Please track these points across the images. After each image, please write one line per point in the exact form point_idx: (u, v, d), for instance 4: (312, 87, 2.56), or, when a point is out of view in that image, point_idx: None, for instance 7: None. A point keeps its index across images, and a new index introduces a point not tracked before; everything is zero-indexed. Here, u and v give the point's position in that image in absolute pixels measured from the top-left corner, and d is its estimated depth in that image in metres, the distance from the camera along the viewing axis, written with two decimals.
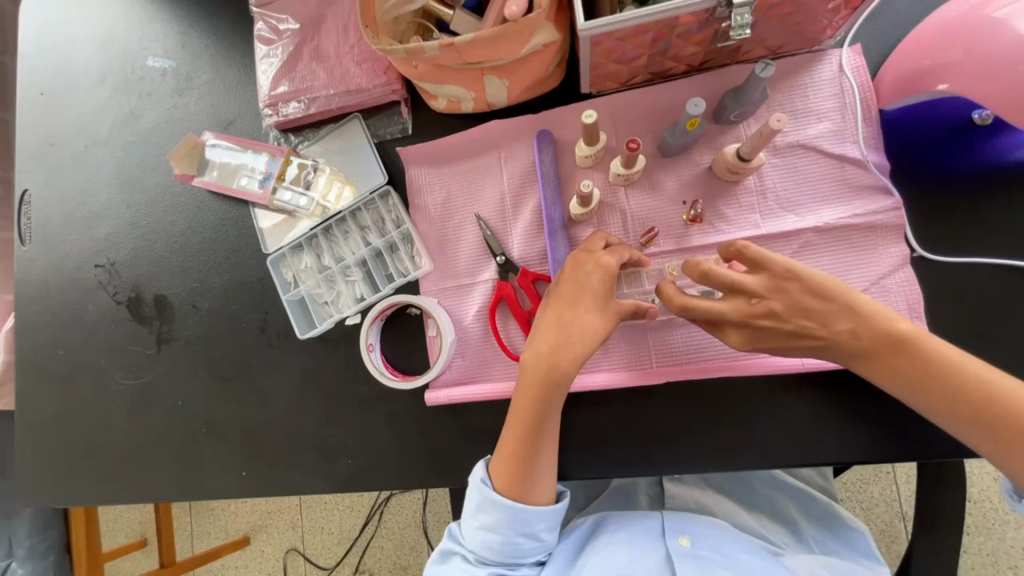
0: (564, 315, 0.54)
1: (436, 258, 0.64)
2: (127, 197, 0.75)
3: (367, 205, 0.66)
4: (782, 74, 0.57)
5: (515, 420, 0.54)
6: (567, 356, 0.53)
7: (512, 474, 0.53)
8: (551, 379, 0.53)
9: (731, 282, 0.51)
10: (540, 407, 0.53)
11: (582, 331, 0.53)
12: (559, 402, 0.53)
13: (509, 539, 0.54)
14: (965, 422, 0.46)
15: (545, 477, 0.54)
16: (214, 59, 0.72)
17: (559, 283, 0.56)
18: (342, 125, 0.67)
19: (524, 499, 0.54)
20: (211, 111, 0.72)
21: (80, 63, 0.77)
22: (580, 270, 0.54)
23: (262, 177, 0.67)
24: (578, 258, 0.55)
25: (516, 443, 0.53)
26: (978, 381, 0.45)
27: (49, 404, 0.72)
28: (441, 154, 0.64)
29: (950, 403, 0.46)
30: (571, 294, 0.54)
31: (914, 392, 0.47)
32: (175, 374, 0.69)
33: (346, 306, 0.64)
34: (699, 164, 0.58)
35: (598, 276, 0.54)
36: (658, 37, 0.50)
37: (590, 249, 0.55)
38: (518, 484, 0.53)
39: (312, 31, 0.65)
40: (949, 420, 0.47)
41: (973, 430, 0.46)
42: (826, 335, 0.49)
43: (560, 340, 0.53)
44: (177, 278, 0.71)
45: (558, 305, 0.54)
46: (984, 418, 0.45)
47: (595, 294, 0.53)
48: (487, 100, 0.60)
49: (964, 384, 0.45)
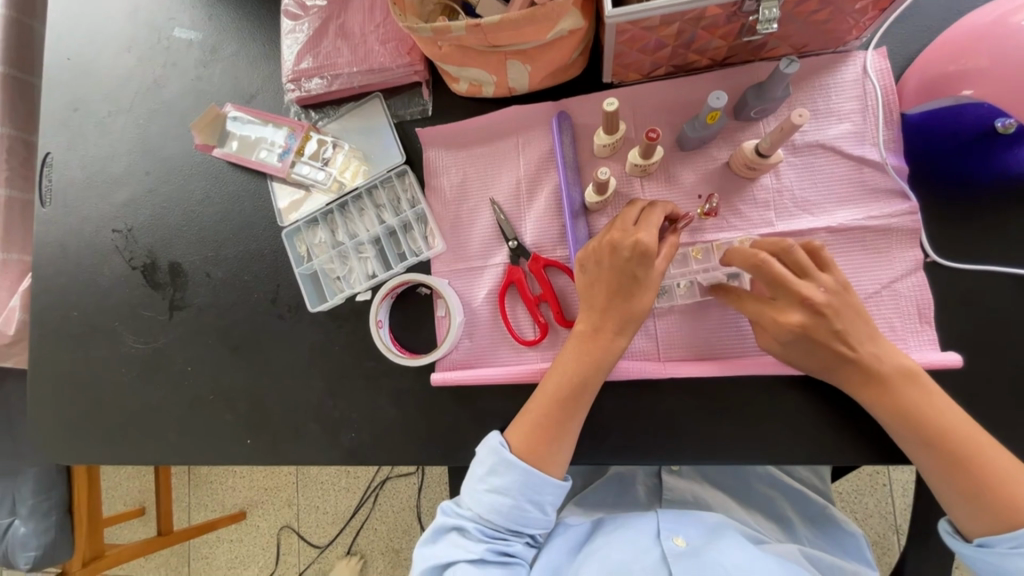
0: (614, 302, 0.54)
1: (449, 240, 0.64)
2: (147, 165, 0.76)
3: (384, 183, 0.66)
4: (804, 73, 0.56)
5: (544, 393, 0.55)
6: (615, 330, 0.54)
7: (526, 451, 0.54)
8: (597, 354, 0.54)
9: (805, 265, 0.50)
10: (578, 378, 0.54)
11: (619, 308, 0.54)
12: (599, 381, 0.54)
13: (518, 505, 0.54)
14: (950, 437, 0.47)
15: (560, 449, 0.54)
16: (239, 32, 0.73)
17: (601, 269, 0.54)
18: (363, 104, 0.68)
19: (539, 466, 0.54)
20: (235, 83, 0.73)
21: (108, 31, 0.78)
22: (620, 256, 0.53)
23: (281, 151, 0.68)
24: (615, 241, 0.53)
25: (547, 413, 0.54)
26: (935, 410, 0.48)
27: (63, 362, 0.74)
28: (459, 137, 0.65)
29: (908, 426, 0.48)
30: (612, 280, 0.54)
31: (902, 415, 0.49)
32: (186, 341, 0.70)
33: (357, 282, 0.65)
34: (717, 159, 0.58)
35: (637, 261, 0.52)
36: (684, 28, 0.50)
37: (626, 226, 0.53)
38: (524, 453, 0.54)
39: (338, 9, 0.66)
40: (906, 441, 0.49)
41: (923, 450, 0.48)
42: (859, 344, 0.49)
43: (614, 320, 0.54)
44: (192, 247, 0.72)
45: (604, 287, 0.54)
46: (948, 443, 0.47)
47: (640, 280, 0.53)
48: (508, 84, 0.60)
49: (919, 408, 0.48)
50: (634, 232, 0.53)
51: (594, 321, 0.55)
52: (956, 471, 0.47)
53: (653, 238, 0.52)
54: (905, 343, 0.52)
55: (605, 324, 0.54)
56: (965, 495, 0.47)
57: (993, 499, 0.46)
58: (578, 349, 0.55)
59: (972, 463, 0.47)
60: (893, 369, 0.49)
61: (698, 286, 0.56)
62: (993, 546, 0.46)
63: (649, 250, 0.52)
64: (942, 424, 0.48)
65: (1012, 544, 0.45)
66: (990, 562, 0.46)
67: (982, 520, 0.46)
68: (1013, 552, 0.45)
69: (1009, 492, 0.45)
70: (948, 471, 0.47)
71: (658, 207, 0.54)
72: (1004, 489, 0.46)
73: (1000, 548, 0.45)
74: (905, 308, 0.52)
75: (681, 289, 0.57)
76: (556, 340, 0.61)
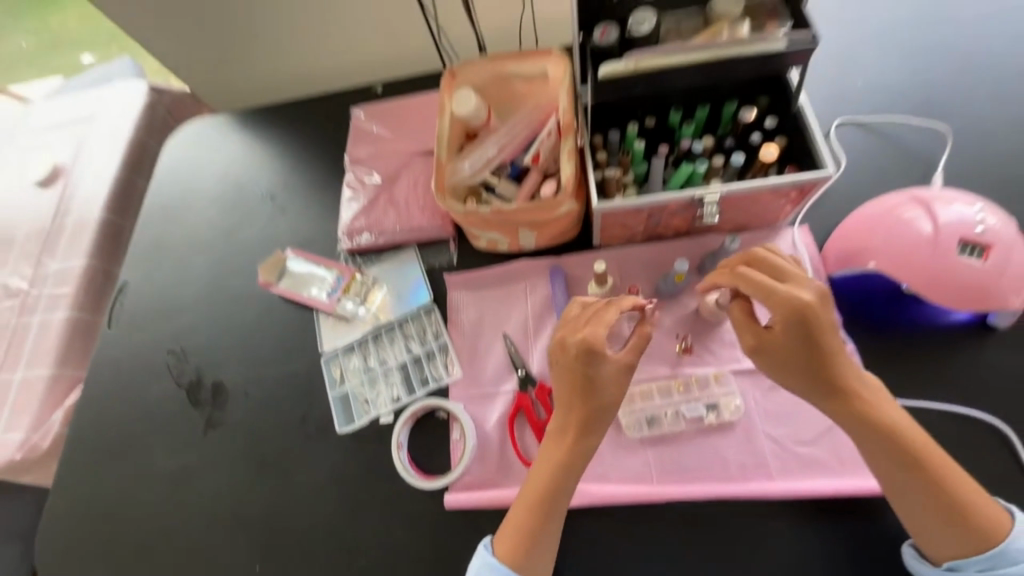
0: (575, 395, 0.60)
1: (466, 368, 0.74)
2: (209, 295, 0.89)
3: (413, 317, 0.79)
4: (750, 243, 0.72)
5: (531, 492, 0.59)
6: (589, 435, 0.59)
7: (509, 555, 0.57)
8: (573, 456, 0.59)
9: (780, 269, 0.57)
10: (553, 475, 0.59)
11: (594, 407, 0.59)
12: (576, 474, 0.59)
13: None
14: (911, 454, 0.53)
15: (541, 553, 0.58)
16: (307, 196, 0.93)
17: (559, 369, 0.61)
18: (400, 252, 0.83)
19: (523, 573, 0.57)
20: (296, 233, 0.90)
21: (201, 191, 1.00)
22: (566, 357, 0.60)
23: (330, 289, 0.82)
24: (563, 343, 0.60)
25: (525, 517, 0.58)
26: (892, 425, 0.54)
27: (92, 475, 0.79)
28: (477, 281, 0.79)
29: (879, 446, 0.54)
30: (574, 381, 0.60)
31: (863, 432, 0.54)
32: (215, 457, 0.76)
33: (382, 405, 0.73)
34: (689, 306, 0.70)
35: (587, 359, 0.58)
36: (651, 215, 0.67)
37: (574, 331, 0.61)
38: (507, 557, 0.57)
39: (388, 185, 0.86)
40: (876, 458, 0.54)
41: (888, 463, 0.54)
42: (841, 344, 0.55)
43: (588, 420, 0.59)
44: (236, 368, 0.81)
45: (567, 386, 0.60)
46: (916, 458, 0.53)
47: (596, 377, 0.59)
48: (519, 244, 0.76)
49: (883, 420, 0.54)
50: (582, 328, 0.60)
51: (561, 421, 0.61)
52: (931, 493, 0.52)
53: (602, 336, 0.59)
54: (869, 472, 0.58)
55: (569, 424, 0.60)
56: (937, 513, 0.52)
57: (962, 516, 0.51)
58: (553, 452, 0.60)
59: (937, 482, 0.52)
60: (854, 389, 0.55)
61: (682, 416, 0.63)
62: (966, 569, 0.51)
63: (596, 346, 0.58)
64: (905, 441, 0.53)
65: (984, 568, 0.51)
66: None
67: (954, 542, 0.51)
68: (980, 574, 0.50)
69: (970, 507, 0.51)
70: (919, 493, 0.52)
71: (610, 309, 0.61)
72: (962, 500, 0.52)
73: (970, 571, 0.51)
74: None
75: (668, 418, 0.64)
76: None
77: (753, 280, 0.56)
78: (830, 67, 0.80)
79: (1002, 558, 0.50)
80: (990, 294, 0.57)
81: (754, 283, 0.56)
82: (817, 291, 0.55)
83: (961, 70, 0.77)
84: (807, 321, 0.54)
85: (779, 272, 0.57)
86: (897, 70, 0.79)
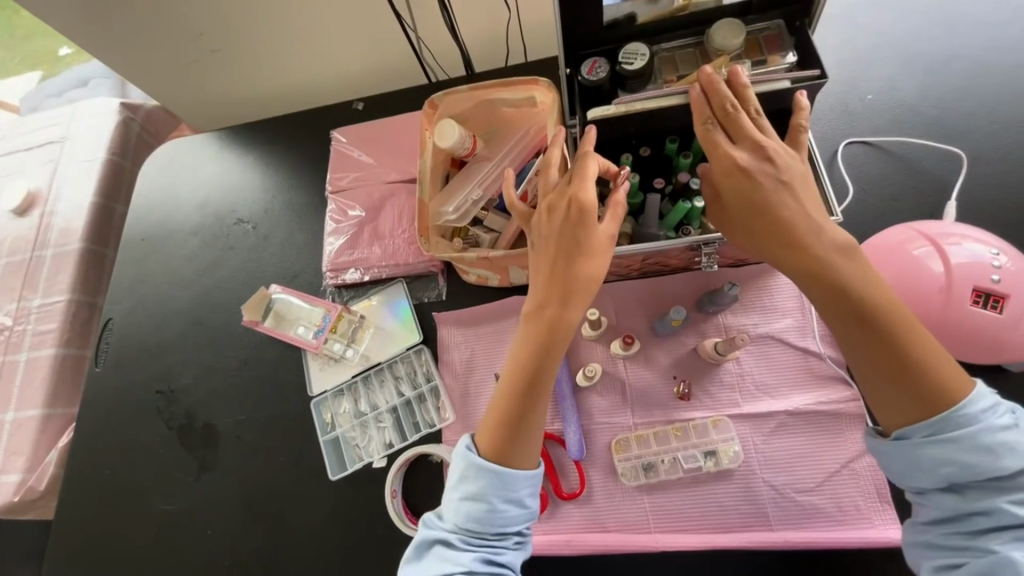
0: (558, 264, 0.56)
1: (458, 410, 0.72)
2: (195, 330, 0.87)
3: (403, 358, 0.77)
4: (750, 277, 0.69)
5: (498, 400, 0.57)
6: (568, 305, 0.56)
7: (492, 450, 0.55)
8: (551, 328, 0.56)
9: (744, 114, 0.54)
10: (535, 355, 0.56)
11: (579, 278, 0.55)
12: (559, 353, 0.57)
13: (494, 507, 0.53)
14: (871, 300, 0.48)
15: (528, 443, 0.55)
16: (290, 224, 0.90)
17: (544, 236, 0.58)
18: (387, 287, 0.81)
19: (507, 462, 0.54)
20: (281, 266, 0.88)
21: (182, 219, 0.97)
22: (554, 217, 0.57)
23: (316, 328, 0.79)
24: (552, 204, 0.58)
25: (500, 408, 0.56)
26: (867, 275, 0.50)
27: (87, 521, 0.79)
28: (468, 318, 0.76)
29: (835, 291, 0.49)
30: (557, 246, 0.57)
31: (815, 293, 0.51)
32: (209, 503, 0.75)
33: (375, 451, 0.72)
34: (686, 346, 0.68)
35: (575, 223, 0.56)
36: (646, 257, 0.65)
37: (563, 191, 0.58)
38: (490, 452, 0.55)
39: (373, 216, 0.83)
40: (837, 328, 0.50)
41: (848, 331, 0.49)
42: (801, 201, 0.52)
43: (564, 289, 0.56)
44: (226, 409, 0.80)
45: (547, 256, 0.57)
46: (870, 322, 0.48)
47: (583, 243, 0.56)
48: (509, 279, 0.73)
49: (853, 280, 0.49)
50: (570, 191, 0.57)
51: (540, 297, 0.57)
52: (885, 358, 0.47)
53: (591, 195, 0.56)
54: (871, 523, 0.57)
55: (551, 298, 0.56)
56: (898, 388, 0.47)
57: (924, 388, 0.46)
58: (532, 325, 0.57)
59: (894, 345, 0.47)
60: (804, 226, 0.51)
61: (679, 463, 0.62)
62: (911, 438, 0.46)
63: (587, 206, 0.56)
64: (865, 287, 0.49)
65: (929, 432, 0.45)
66: (911, 456, 0.46)
67: (902, 408, 0.47)
68: (929, 439, 0.45)
69: (938, 380, 0.46)
70: (875, 367, 0.48)
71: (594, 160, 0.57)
72: (933, 376, 0.46)
73: (916, 438, 0.45)
74: (865, 489, 0.58)
75: (665, 465, 0.62)
76: (554, 512, 0.63)
77: (715, 138, 0.54)
78: (835, 84, 0.76)
79: (947, 424, 0.44)
80: (999, 344, 0.55)
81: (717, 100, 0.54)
82: (764, 151, 0.53)
83: (975, 85, 0.73)
84: (745, 170, 0.53)
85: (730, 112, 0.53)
86: (906, 87, 0.74)
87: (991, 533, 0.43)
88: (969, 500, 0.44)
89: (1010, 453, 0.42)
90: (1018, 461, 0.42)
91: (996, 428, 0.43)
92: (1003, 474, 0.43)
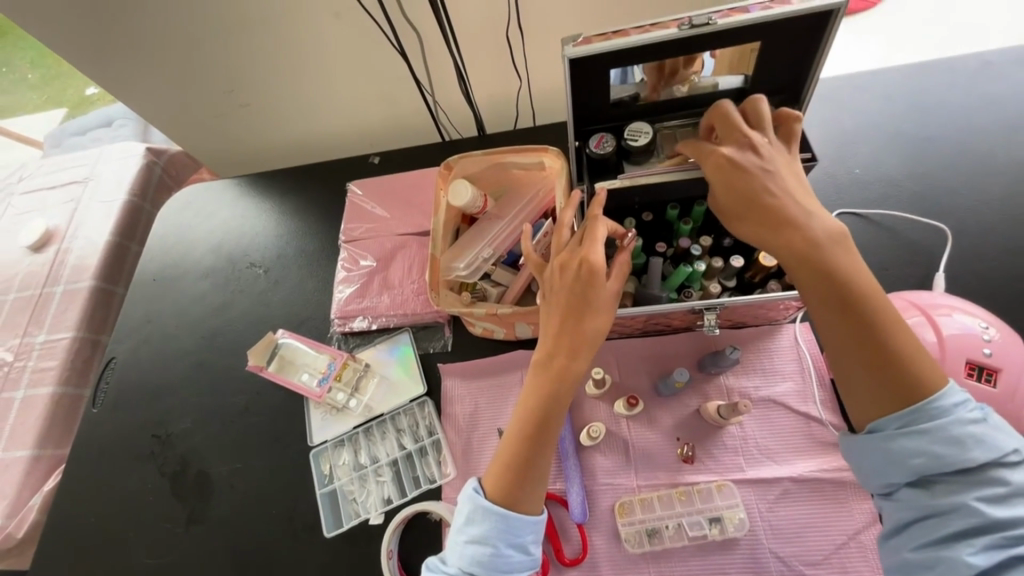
0: (569, 318, 0.58)
1: (459, 465, 0.71)
2: (199, 373, 0.87)
3: (406, 410, 0.77)
4: (750, 341, 0.71)
5: (510, 430, 0.58)
6: (577, 357, 0.57)
7: (498, 494, 0.55)
8: (558, 375, 0.57)
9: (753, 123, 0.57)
10: (544, 402, 0.57)
11: (590, 333, 0.57)
12: (567, 400, 0.57)
13: (499, 551, 0.54)
14: (856, 292, 0.49)
15: (535, 487, 0.56)
16: (302, 270, 0.93)
17: (555, 290, 0.59)
18: (393, 337, 0.82)
19: (515, 507, 0.55)
20: (290, 311, 0.89)
21: (196, 261, 0.99)
22: (566, 273, 0.58)
23: (320, 376, 0.79)
24: (563, 261, 0.59)
25: (508, 445, 0.57)
26: (852, 267, 0.50)
27: (67, 574, 0.75)
28: (472, 372, 0.77)
29: (822, 282, 0.50)
30: (567, 302, 0.58)
31: (803, 278, 0.51)
32: (196, 558, 0.72)
33: (373, 506, 0.70)
34: (689, 408, 0.68)
35: (586, 280, 0.57)
36: (649, 317, 0.67)
37: (576, 249, 0.59)
38: (498, 498, 0.55)
39: (384, 265, 0.86)
40: (820, 314, 0.51)
41: (837, 322, 0.50)
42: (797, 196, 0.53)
43: (572, 340, 0.57)
44: (222, 456, 0.79)
45: (557, 313, 0.58)
46: (854, 310, 0.49)
47: (593, 300, 0.57)
48: (515, 334, 0.75)
49: (841, 271, 0.50)
50: (580, 252, 0.58)
51: (550, 348, 0.58)
52: (863, 345, 0.48)
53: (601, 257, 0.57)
54: None
55: (559, 349, 0.57)
56: (880, 389, 0.47)
57: (898, 382, 0.47)
58: (540, 376, 0.58)
59: (876, 338, 0.48)
60: (794, 216, 0.52)
61: (684, 530, 0.61)
62: (884, 430, 0.47)
63: (597, 269, 0.57)
64: (853, 282, 0.49)
65: (901, 424, 0.46)
66: (883, 449, 0.47)
67: (874, 403, 0.48)
68: (901, 432, 0.46)
69: (915, 378, 0.47)
70: (852, 355, 0.49)
71: (603, 224, 0.59)
72: (915, 374, 0.47)
73: (889, 430, 0.47)
74: (874, 564, 0.57)
75: (670, 531, 0.61)
76: None
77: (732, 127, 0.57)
78: (824, 159, 0.82)
79: (921, 416, 0.46)
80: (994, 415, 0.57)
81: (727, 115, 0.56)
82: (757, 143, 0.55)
83: (954, 165, 0.78)
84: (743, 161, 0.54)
85: (737, 121, 0.56)
86: (890, 164, 0.80)
87: (961, 540, 0.42)
88: (936, 495, 0.44)
89: (978, 444, 0.43)
90: (986, 453, 0.43)
91: (966, 421, 0.44)
92: (971, 466, 0.43)
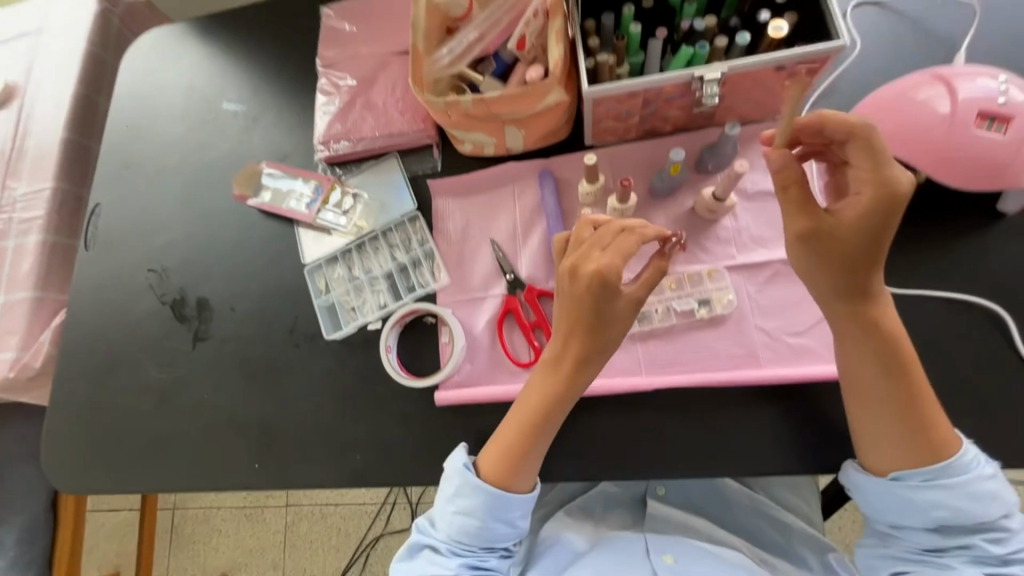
0: (581, 332, 0.57)
1: (453, 273, 0.72)
2: (186, 211, 0.86)
3: (398, 226, 0.76)
4: (751, 137, 0.68)
5: (519, 412, 0.59)
6: (585, 371, 0.58)
7: (494, 477, 0.60)
8: (566, 398, 0.58)
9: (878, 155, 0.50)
10: (552, 402, 0.59)
11: (605, 340, 0.57)
12: (564, 413, 0.59)
13: (485, 525, 0.60)
14: (905, 367, 0.54)
15: (528, 469, 0.59)
16: (280, 104, 0.87)
17: (569, 297, 0.57)
18: (381, 162, 0.79)
19: (506, 484, 0.60)
20: (272, 145, 0.85)
21: (168, 104, 0.93)
22: (580, 286, 0.56)
23: (308, 200, 0.78)
24: (575, 269, 0.56)
25: (516, 433, 0.59)
26: (900, 332, 0.54)
27: (85, 392, 0.79)
28: (462, 190, 0.75)
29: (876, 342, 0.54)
30: (580, 318, 0.57)
31: (860, 328, 0.54)
32: (205, 370, 0.76)
33: (369, 311, 0.72)
34: (683, 206, 0.67)
35: (603, 294, 0.55)
36: (646, 100, 0.63)
37: (590, 247, 0.57)
38: (491, 476, 0.60)
39: (366, 87, 0.80)
40: (864, 361, 0.54)
41: (880, 373, 0.54)
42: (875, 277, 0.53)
43: (582, 363, 0.58)
44: (219, 283, 0.79)
45: (571, 325, 0.57)
46: (905, 365, 0.54)
47: (608, 319, 0.56)
48: (505, 145, 0.72)
49: (893, 336, 0.54)
50: (595, 257, 0.56)
51: (558, 351, 0.59)
52: (906, 384, 0.54)
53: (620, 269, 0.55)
54: None
55: (568, 352, 0.58)
56: (914, 446, 0.53)
57: (925, 436, 0.53)
58: (550, 384, 0.59)
59: (915, 398, 0.53)
60: (871, 296, 0.54)
61: (673, 310, 0.63)
62: (905, 481, 0.54)
63: (614, 288, 0.55)
64: (901, 348, 0.54)
65: (926, 478, 0.53)
66: (901, 494, 0.54)
67: (898, 456, 0.54)
68: (922, 484, 0.53)
69: (940, 438, 0.53)
70: (892, 389, 0.54)
71: (630, 238, 0.56)
72: (940, 436, 0.53)
73: (911, 482, 0.54)
74: None
75: (659, 314, 0.63)
76: None
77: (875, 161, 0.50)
78: None
79: (943, 471, 0.53)
80: (1004, 169, 0.57)
81: (877, 144, 0.49)
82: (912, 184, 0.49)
83: None
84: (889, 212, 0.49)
85: (874, 140, 0.50)
86: None
87: (952, 552, 0.54)
88: (945, 536, 0.55)
89: (994, 500, 0.52)
90: (1000, 506, 0.53)
91: (984, 475, 0.53)
92: (984, 519, 0.53)
